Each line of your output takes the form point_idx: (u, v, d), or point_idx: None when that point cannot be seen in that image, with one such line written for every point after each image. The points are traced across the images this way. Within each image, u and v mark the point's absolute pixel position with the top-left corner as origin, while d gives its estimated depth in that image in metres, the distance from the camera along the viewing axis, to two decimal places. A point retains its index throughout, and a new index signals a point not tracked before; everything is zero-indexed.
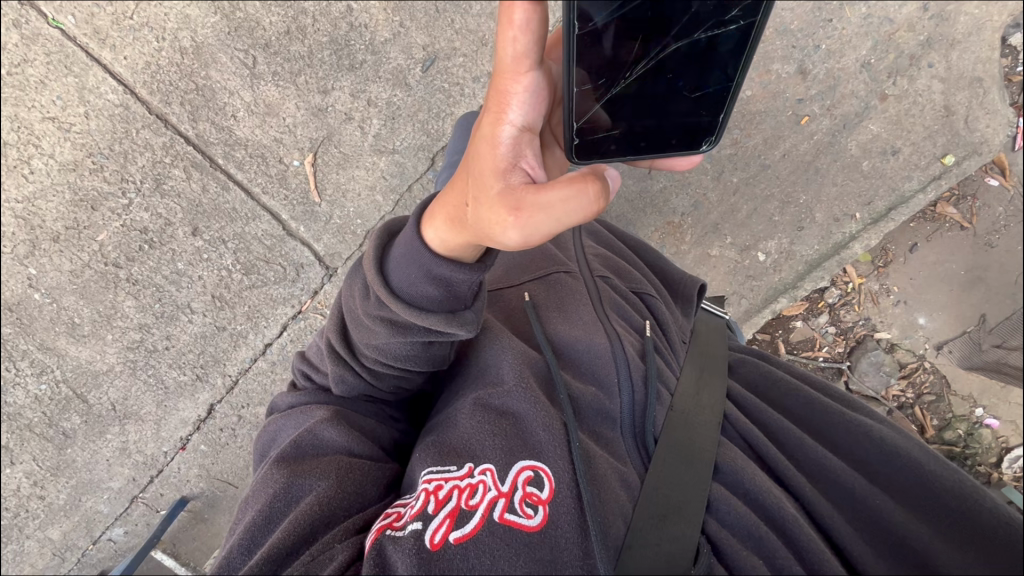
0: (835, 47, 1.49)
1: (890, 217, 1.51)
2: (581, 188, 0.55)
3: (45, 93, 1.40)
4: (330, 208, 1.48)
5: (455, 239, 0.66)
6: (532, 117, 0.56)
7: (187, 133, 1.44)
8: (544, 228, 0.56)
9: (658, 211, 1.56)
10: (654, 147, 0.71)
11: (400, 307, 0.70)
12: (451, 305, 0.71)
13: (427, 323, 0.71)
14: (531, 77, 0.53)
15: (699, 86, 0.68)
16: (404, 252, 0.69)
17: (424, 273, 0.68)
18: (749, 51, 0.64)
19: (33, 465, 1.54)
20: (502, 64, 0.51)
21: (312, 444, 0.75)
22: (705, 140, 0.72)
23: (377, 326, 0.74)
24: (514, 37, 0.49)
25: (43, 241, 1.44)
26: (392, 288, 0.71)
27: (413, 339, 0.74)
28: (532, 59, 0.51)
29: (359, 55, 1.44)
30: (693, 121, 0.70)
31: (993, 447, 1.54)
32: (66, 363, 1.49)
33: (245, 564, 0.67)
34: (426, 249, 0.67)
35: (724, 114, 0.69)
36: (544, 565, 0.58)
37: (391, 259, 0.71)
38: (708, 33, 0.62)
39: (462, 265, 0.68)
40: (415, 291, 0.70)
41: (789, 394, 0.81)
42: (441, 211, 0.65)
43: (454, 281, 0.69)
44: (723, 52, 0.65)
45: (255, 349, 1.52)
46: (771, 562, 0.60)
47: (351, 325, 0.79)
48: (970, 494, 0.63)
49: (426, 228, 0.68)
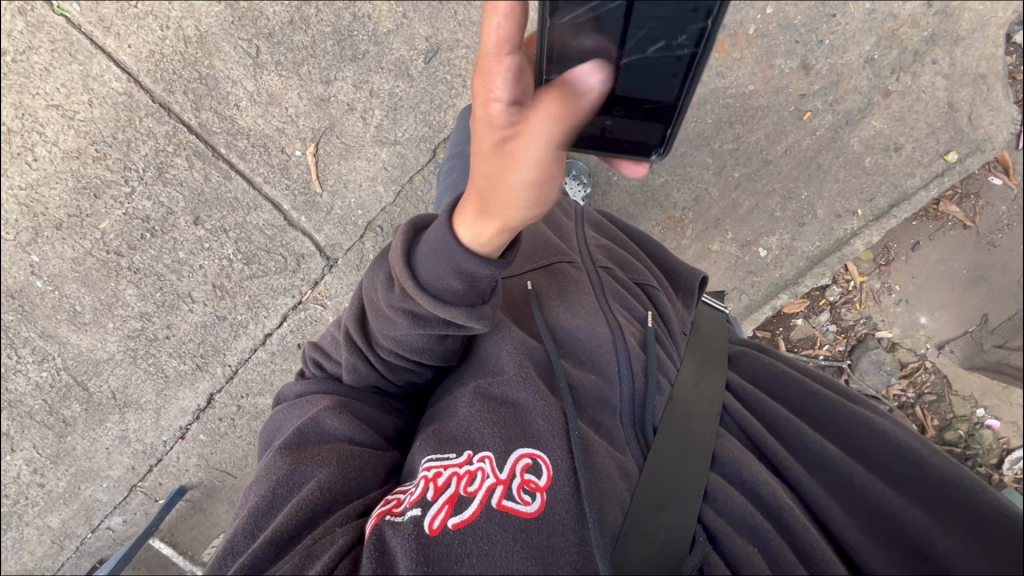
0: (838, 42, 1.48)
1: (891, 214, 1.51)
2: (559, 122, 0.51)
3: (49, 80, 1.40)
4: (331, 198, 1.49)
5: (485, 229, 0.64)
6: (521, 95, 0.53)
7: (190, 122, 1.44)
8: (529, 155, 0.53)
9: (659, 205, 1.55)
10: (607, 145, 0.72)
11: (426, 300, 0.70)
12: (470, 301, 0.71)
13: (449, 316, 0.71)
14: (513, 58, 0.52)
15: (650, 98, 0.68)
16: (434, 246, 0.68)
17: (452, 268, 0.68)
18: (692, 78, 0.66)
19: (33, 453, 1.54)
20: (484, 51, 0.52)
21: (314, 432, 0.76)
22: (655, 149, 0.73)
23: (399, 318, 0.74)
24: (497, 23, 0.50)
25: (45, 229, 1.45)
26: (419, 280, 0.70)
27: (431, 332, 0.74)
28: (515, 45, 0.52)
29: (361, 46, 1.44)
30: (643, 130, 0.71)
31: (994, 448, 1.54)
32: (67, 350, 1.50)
33: (247, 548, 0.67)
34: (458, 244, 0.66)
35: (672, 127, 0.71)
36: (541, 551, 0.58)
37: (420, 253, 0.70)
38: (661, 56, 0.64)
39: (488, 261, 0.67)
40: (442, 285, 0.70)
41: (789, 386, 0.80)
42: (469, 208, 0.64)
43: (478, 277, 0.69)
44: (674, 68, 0.66)
45: (255, 338, 1.52)
46: (767, 551, 0.60)
47: (369, 316, 0.79)
48: (969, 488, 0.64)
49: (458, 225, 0.66)
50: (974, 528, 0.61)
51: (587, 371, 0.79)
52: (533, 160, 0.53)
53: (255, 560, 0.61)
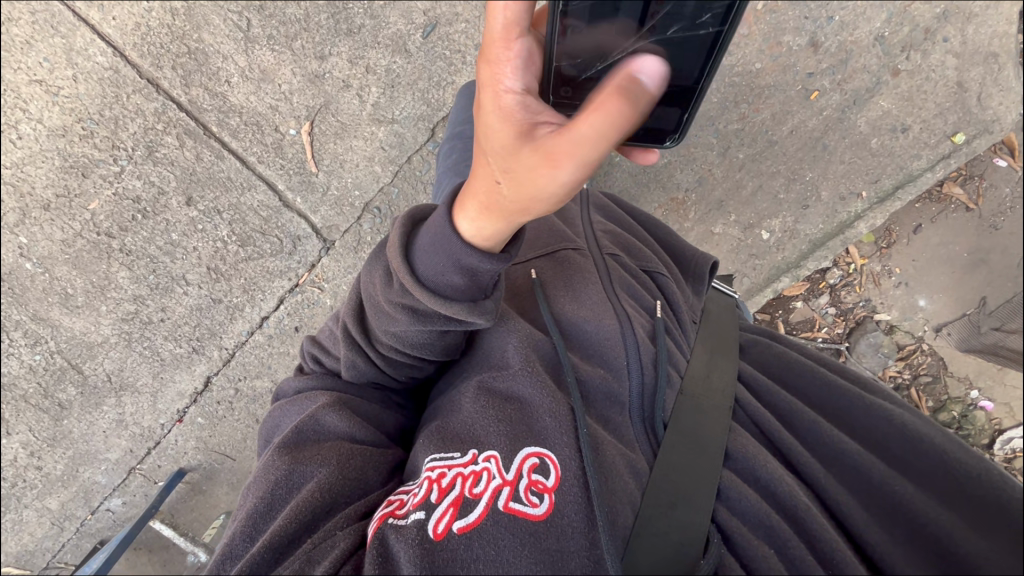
0: (848, 19, 1.44)
1: (896, 196, 1.48)
2: (604, 108, 0.47)
3: (31, 54, 1.35)
4: (328, 178, 1.45)
5: (489, 223, 0.62)
6: (531, 80, 0.53)
7: (180, 98, 1.39)
8: (585, 158, 0.49)
9: (662, 186, 1.53)
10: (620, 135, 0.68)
11: (425, 295, 0.68)
12: (472, 294, 0.70)
13: (450, 311, 0.69)
14: (523, 42, 0.50)
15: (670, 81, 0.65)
16: (433, 239, 0.66)
17: (452, 263, 0.66)
18: (714, 58, 0.63)
19: (29, 436, 1.53)
20: (491, 37, 0.50)
21: (313, 430, 0.75)
22: (669, 136, 0.70)
23: (398, 314, 0.72)
24: (503, 4, 0.48)
25: (33, 210, 1.41)
26: (417, 276, 0.68)
27: (431, 327, 0.73)
28: (522, 26, 0.50)
29: (357, 19, 1.39)
30: (659, 118, 0.68)
31: (986, 429, 1.55)
32: (60, 334, 1.47)
33: (245, 552, 0.65)
34: (458, 238, 0.64)
35: (689, 113, 0.67)
36: (550, 556, 0.57)
37: (418, 246, 0.68)
38: (682, 33, 0.61)
39: (490, 255, 0.65)
40: (441, 280, 0.68)
41: (803, 376, 0.80)
42: (472, 200, 0.62)
43: (479, 271, 0.67)
44: (691, 51, 0.62)
45: (252, 322, 1.50)
46: (782, 552, 0.59)
47: (367, 311, 0.78)
48: (996, 485, 0.62)
49: (458, 218, 0.64)
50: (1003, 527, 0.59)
51: (594, 365, 0.78)
52: (582, 161, 0.50)
53: (254, 565, 0.60)
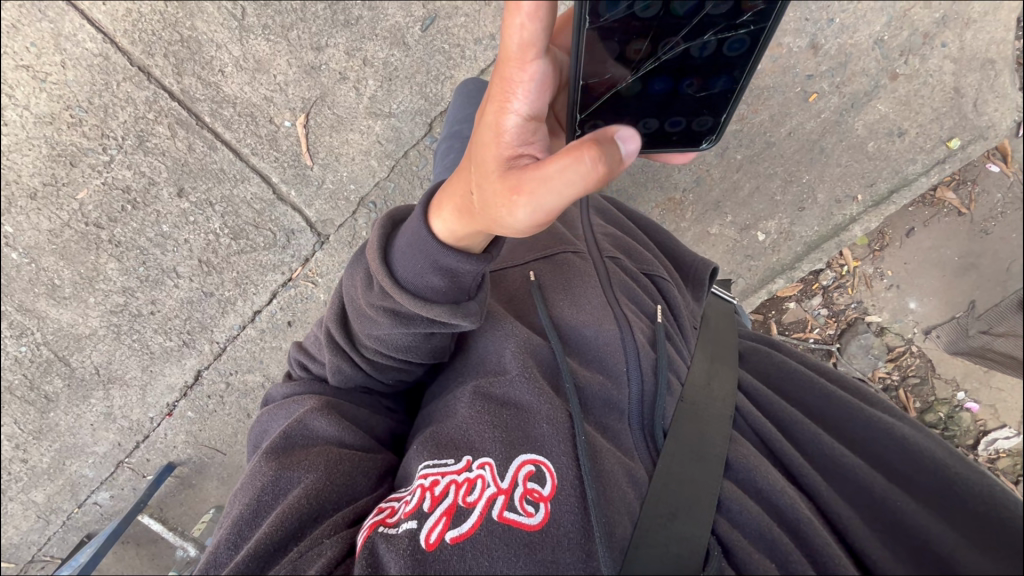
0: (848, 21, 1.45)
1: (891, 199, 1.49)
2: (578, 157, 0.49)
3: (17, 39, 1.31)
4: (323, 172, 1.43)
5: (464, 228, 0.63)
6: (538, 105, 0.52)
7: (172, 88, 1.36)
8: (546, 203, 0.52)
9: (660, 186, 1.52)
10: (652, 143, 0.70)
11: (405, 298, 0.67)
12: (453, 296, 0.69)
13: (433, 314, 0.68)
14: (537, 65, 0.49)
15: (705, 88, 0.64)
16: (410, 241, 0.66)
17: (431, 264, 0.66)
18: (756, 54, 0.60)
19: (14, 428, 1.50)
20: (505, 53, 0.48)
21: (301, 434, 0.74)
22: (705, 137, 0.70)
23: (379, 317, 0.71)
24: (521, 23, 0.46)
25: (19, 198, 1.37)
26: (396, 278, 0.68)
27: (415, 330, 0.72)
28: (538, 48, 0.48)
29: (355, 11, 1.37)
30: (695, 121, 0.68)
31: (971, 430, 1.54)
32: (47, 326, 1.45)
33: (230, 560, 0.65)
34: (433, 239, 0.64)
35: (727, 113, 0.67)
36: (545, 567, 0.57)
37: (395, 249, 0.69)
38: (717, 36, 0.59)
39: (470, 256, 0.65)
40: (422, 282, 0.67)
41: (803, 387, 0.80)
42: (449, 201, 0.63)
43: (459, 271, 0.66)
44: (731, 52, 0.60)
45: (244, 316, 1.48)
46: (783, 565, 0.60)
47: (351, 317, 0.77)
48: (996, 500, 0.63)
49: (432, 219, 0.65)
50: (1003, 543, 0.60)
51: (594, 370, 0.77)
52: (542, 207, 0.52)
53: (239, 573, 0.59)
